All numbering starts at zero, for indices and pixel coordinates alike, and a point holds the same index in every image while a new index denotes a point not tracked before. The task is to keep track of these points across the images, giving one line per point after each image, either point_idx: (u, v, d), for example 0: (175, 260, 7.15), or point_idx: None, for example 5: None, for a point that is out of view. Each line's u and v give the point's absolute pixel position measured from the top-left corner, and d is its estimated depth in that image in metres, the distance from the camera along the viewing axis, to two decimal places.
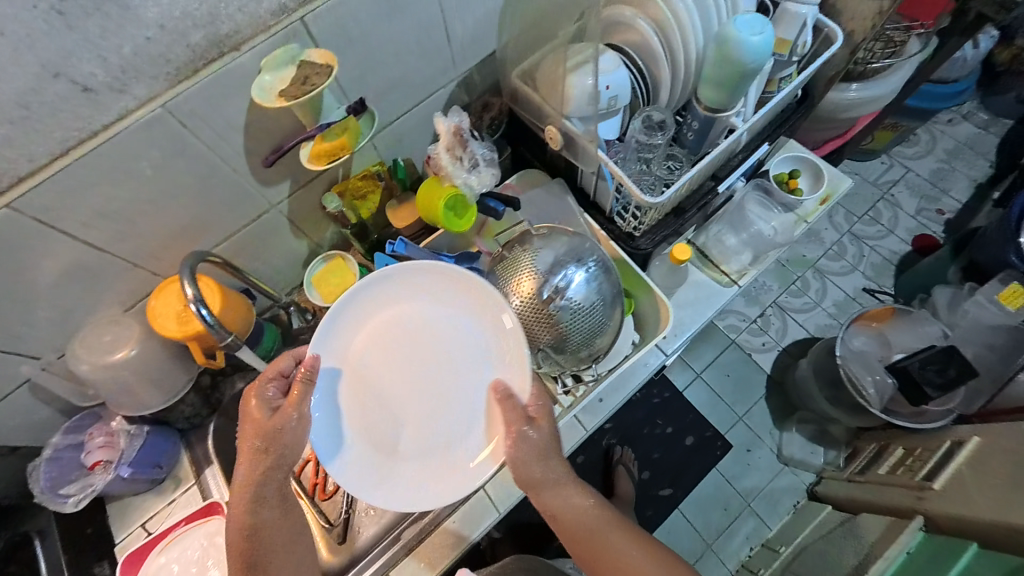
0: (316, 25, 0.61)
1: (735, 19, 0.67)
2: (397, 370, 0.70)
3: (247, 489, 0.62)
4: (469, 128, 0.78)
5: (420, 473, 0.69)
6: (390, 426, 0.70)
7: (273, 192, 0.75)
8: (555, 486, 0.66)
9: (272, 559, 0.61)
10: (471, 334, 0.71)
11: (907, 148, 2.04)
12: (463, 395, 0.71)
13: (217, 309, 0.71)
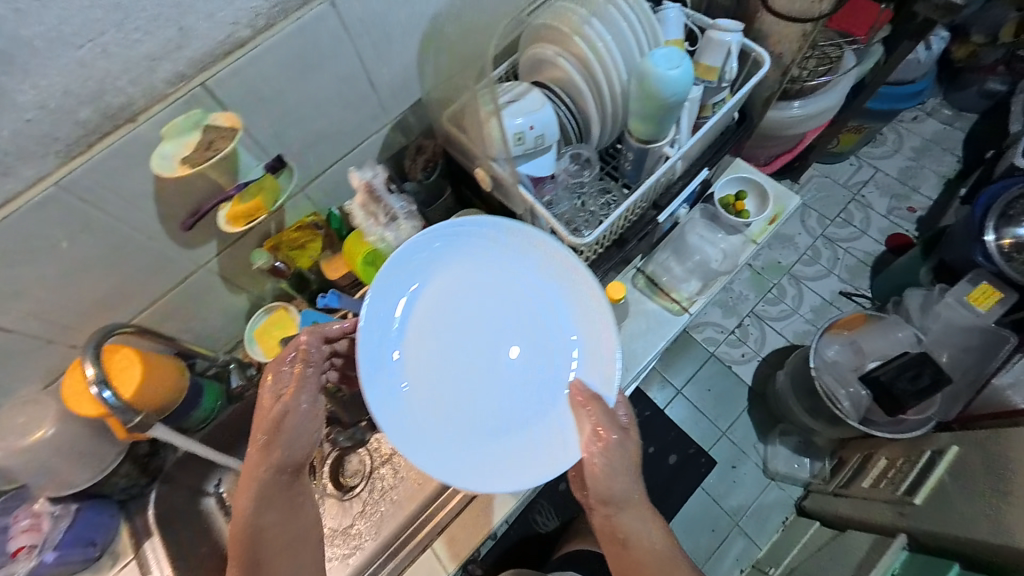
0: (221, 89, 0.60)
1: (652, 53, 0.65)
2: (479, 345, 0.68)
3: (257, 484, 0.64)
4: (382, 182, 0.78)
5: (488, 453, 0.64)
6: (461, 399, 0.66)
7: (198, 254, 0.73)
8: (627, 506, 0.66)
9: (276, 560, 0.63)
10: (564, 319, 0.69)
11: (874, 148, 2.04)
12: (545, 373, 0.68)
13: (134, 390, 0.68)
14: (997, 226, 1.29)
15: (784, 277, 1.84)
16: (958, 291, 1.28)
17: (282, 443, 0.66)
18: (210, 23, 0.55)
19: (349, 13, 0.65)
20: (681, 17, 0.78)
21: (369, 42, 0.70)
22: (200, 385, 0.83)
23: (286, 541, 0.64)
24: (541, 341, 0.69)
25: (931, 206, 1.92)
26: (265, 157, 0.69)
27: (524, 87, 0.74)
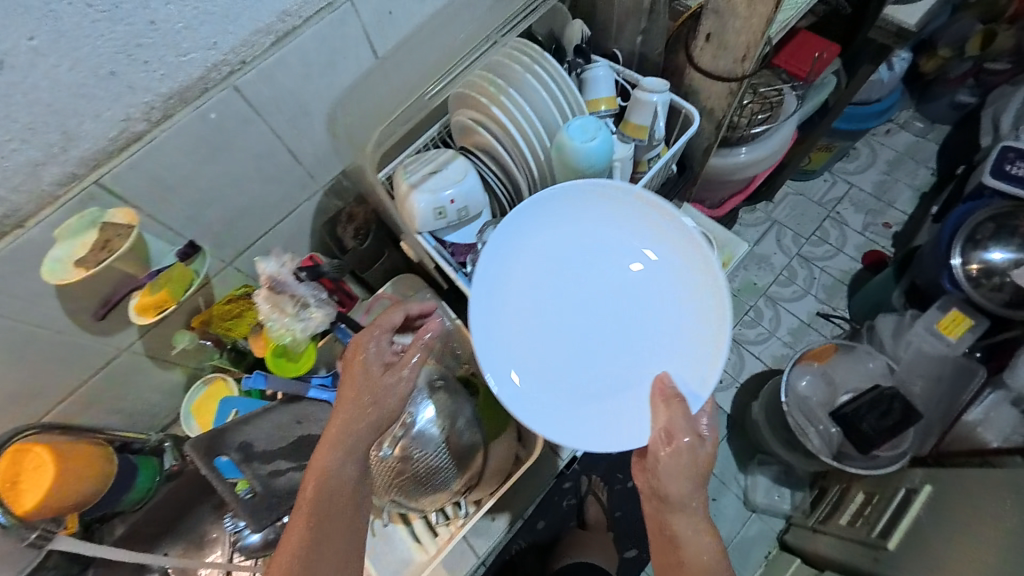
0: (119, 183, 0.58)
1: (567, 124, 0.65)
2: (578, 309, 0.66)
3: (341, 435, 0.55)
4: (288, 272, 0.68)
5: (583, 418, 0.63)
6: (561, 364, 0.65)
7: (117, 339, 0.71)
8: (688, 515, 0.61)
9: (329, 517, 0.52)
10: (675, 296, 0.66)
11: (848, 163, 1.99)
12: (645, 348, 0.65)
13: (21, 507, 0.67)
14: (964, 249, 1.25)
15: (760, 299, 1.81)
16: (928, 319, 1.25)
17: (376, 405, 0.56)
18: (97, 124, 0.53)
19: (256, 95, 0.63)
20: (610, 73, 0.75)
21: (284, 118, 0.69)
22: (133, 463, 0.81)
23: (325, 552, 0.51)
24: (646, 315, 0.66)
25: (907, 220, 1.88)
26: (179, 240, 0.68)
27: (450, 154, 0.70)
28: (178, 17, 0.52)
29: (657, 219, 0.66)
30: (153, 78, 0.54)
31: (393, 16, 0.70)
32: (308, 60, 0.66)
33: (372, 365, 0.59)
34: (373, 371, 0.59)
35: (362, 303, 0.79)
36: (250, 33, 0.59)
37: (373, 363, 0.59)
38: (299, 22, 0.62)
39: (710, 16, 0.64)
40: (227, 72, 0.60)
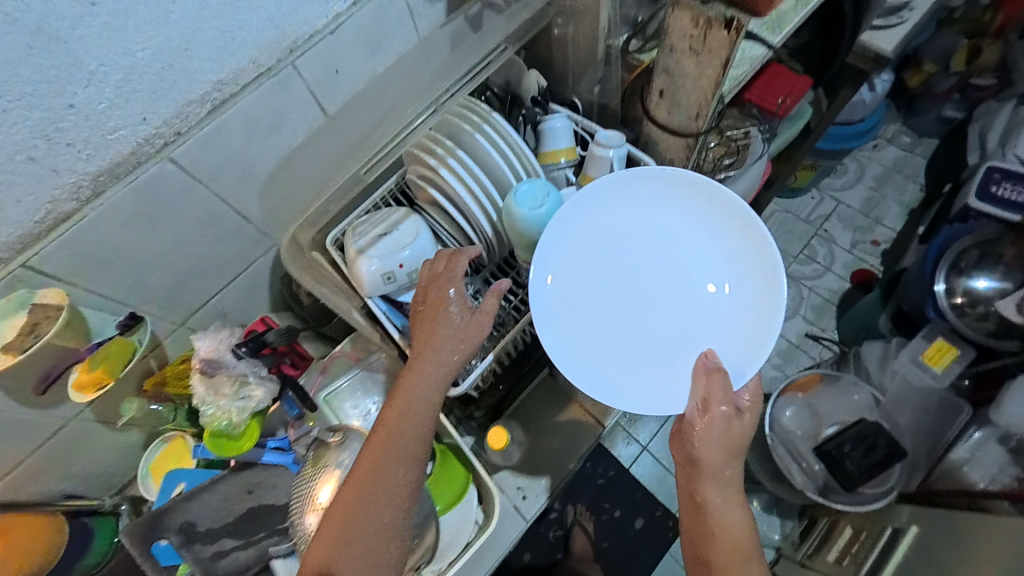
0: (49, 263, 0.56)
1: (514, 189, 0.64)
2: (636, 273, 0.66)
3: (425, 350, 0.58)
4: (227, 348, 0.68)
5: (621, 373, 0.63)
6: (613, 332, 0.65)
7: (61, 409, 0.69)
8: (724, 487, 0.58)
9: (403, 433, 0.56)
10: (728, 272, 0.66)
11: (836, 179, 1.89)
12: (693, 322, 0.65)
13: None
14: (948, 276, 1.22)
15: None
16: (913, 348, 1.22)
17: (451, 341, 0.58)
18: (19, 209, 0.51)
19: (194, 164, 0.62)
20: (569, 124, 0.73)
21: (229, 182, 0.67)
22: (90, 527, 0.79)
23: (388, 484, 0.55)
24: (700, 290, 0.66)
25: (896, 238, 1.77)
26: (121, 313, 0.67)
27: (403, 212, 0.68)
28: (98, 98, 0.50)
29: (718, 196, 0.64)
30: (79, 158, 0.53)
31: (341, 73, 0.69)
32: (251, 125, 0.64)
33: (451, 312, 0.59)
34: (457, 316, 0.59)
35: (317, 363, 0.77)
36: (182, 104, 0.57)
37: (453, 312, 0.59)
38: (236, 90, 0.60)
39: (661, 74, 0.62)
40: (160, 144, 0.58)
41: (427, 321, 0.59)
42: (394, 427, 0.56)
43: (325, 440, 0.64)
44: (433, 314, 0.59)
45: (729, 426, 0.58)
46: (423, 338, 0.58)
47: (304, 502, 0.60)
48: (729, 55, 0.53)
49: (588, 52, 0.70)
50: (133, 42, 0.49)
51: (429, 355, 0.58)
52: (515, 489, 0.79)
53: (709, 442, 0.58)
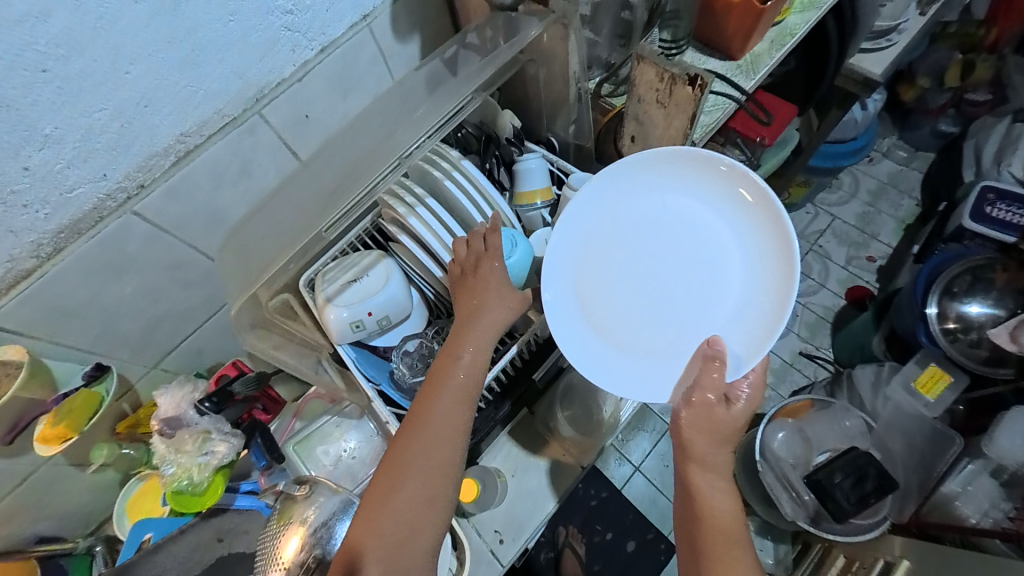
0: (11, 319, 0.56)
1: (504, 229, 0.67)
2: (643, 256, 0.62)
3: (473, 309, 0.60)
4: (188, 403, 0.70)
5: (622, 360, 0.60)
6: (614, 309, 0.61)
7: (32, 456, 0.69)
8: (712, 474, 0.57)
9: (445, 381, 0.58)
10: (739, 256, 0.60)
11: (829, 194, 1.78)
12: (700, 309, 0.60)
13: None
14: (941, 300, 1.17)
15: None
16: (905, 374, 1.16)
17: (498, 304, 0.61)
18: None
19: (160, 215, 0.61)
20: (544, 164, 0.72)
21: (198, 229, 0.66)
22: (63, 567, 0.78)
23: (428, 432, 0.57)
24: (707, 273, 0.61)
25: (891, 255, 1.66)
26: (87, 364, 0.66)
27: (373, 257, 0.66)
28: (56, 159, 0.50)
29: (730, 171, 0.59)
30: (37, 217, 0.52)
31: (311, 119, 0.69)
32: (219, 173, 0.63)
33: (495, 281, 0.61)
34: (499, 285, 0.62)
35: (290, 406, 0.79)
36: (146, 158, 0.56)
37: (498, 281, 0.62)
38: (201, 140, 0.60)
39: (631, 121, 0.63)
40: (124, 197, 0.57)
41: (477, 287, 0.61)
42: (429, 401, 0.57)
43: (291, 493, 0.63)
44: (478, 281, 0.61)
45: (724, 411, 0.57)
46: (476, 300, 0.60)
47: (269, 560, 0.58)
48: (695, 111, 0.54)
49: (561, 93, 0.69)
50: (89, 104, 0.49)
51: (476, 318, 0.60)
52: (492, 533, 0.76)
53: (703, 427, 0.57)
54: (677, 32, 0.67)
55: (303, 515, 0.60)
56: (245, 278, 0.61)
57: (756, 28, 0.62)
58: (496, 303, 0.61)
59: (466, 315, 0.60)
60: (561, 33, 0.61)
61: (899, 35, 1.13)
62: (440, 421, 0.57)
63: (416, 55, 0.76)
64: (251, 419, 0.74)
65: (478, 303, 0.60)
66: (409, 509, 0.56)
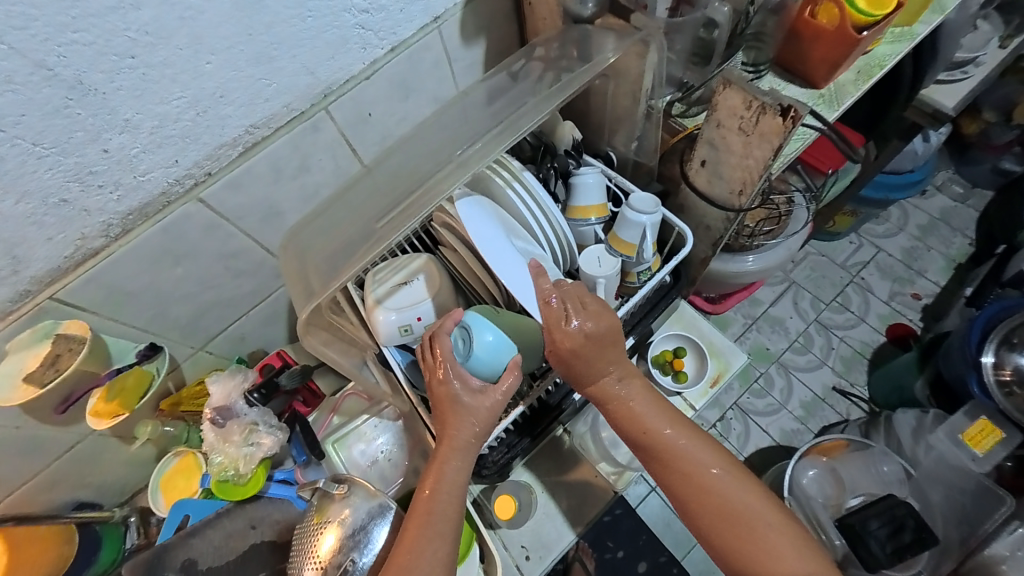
0: (76, 296, 0.57)
1: (465, 323, 0.59)
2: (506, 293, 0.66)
3: (448, 440, 0.56)
4: (240, 391, 0.73)
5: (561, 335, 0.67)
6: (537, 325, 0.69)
7: (81, 427, 0.71)
8: (623, 394, 0.61)
9: (430, 507, 0.54)
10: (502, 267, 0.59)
11: (875, 225, 1.68)
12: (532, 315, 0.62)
13: None
14: (998, 350, 1.09)
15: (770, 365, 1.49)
16: (951, 424, 1.10)
17: (477, 418, 0.56)
18: (49, 247, 0.52)
19: (222, 204, 0.62)
20: (601, 180, 0.69)
21: (256, 221, 0.67)
22: (98, 535, 0.80)
23: (425, 544, 0.52)
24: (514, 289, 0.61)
25: (938, 293, 1.57)
26: (140, 344, 0.68)
27: (423, 261, 0.66)
28: (132, 144, 0.50)
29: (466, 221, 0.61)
30: (110, 199, 0.52)
31: (372, 117, 0.68)
32: (279, 167, 0.64)
33: (462, 401, 0.56)
34: (470, 404, 0.56)
35: (328, 400, 0.81)
36: (214, 147, 0.56)
37: (468, 397, 0.56)
38: (268, 133, 0.59)
39: (704, 145, 0.60)
40: (191, 184, 0.57)
41: (453, 416, 0.56)
42: (413, 530, 0.53)
43: (329, 491, 0.64)
44: (446, 405, 0.56)
45: (606, 353, 0.59)
46: (441, 428, 0.57)
47: (307, 555, 0.61)
48: (780, 143, 0.52)
49: (627, 109, 0.68)
50: (170, 92, 0.49)
51: (447, 440, 0.56)
52: (519, 548, 0.76)
53: (594, 372, 0.59)
54: (760, 56, 0.67)
55: (338, 517, 0.62)
56: (308, 293, 0.55)
57: (847, 58, 0.62)
58: (462, 422, 0.56)
59: (443, 434, 0.57)
60: (639, 51, 0.60)
61: (976, 67, 1.07)
62: (427, 557, 0.51)
63: (479, 60, 0.75)
64: (291, 412, 0.78)
65: (446, 431, 0.56)
66: None
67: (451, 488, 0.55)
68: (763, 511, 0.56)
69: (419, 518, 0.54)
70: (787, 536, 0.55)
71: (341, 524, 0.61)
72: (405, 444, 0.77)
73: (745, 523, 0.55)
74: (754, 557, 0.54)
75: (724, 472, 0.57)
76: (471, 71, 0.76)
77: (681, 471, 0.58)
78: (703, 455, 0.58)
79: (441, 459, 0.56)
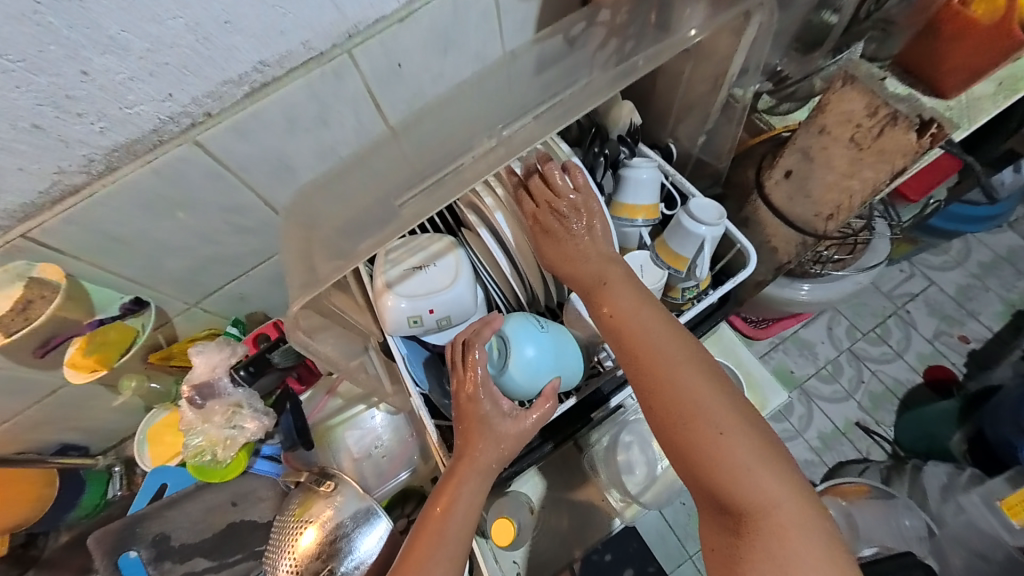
0: (52, 237, 0.51)
1: (507, 327, 0.55)
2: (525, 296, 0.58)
3: (468, 461, 0.49)
4: (224, 369, 0.67)
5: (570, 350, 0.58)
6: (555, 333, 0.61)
7: (63, 373, 0.66)
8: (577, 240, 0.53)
9: (443, 528, 0.48)
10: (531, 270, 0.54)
11: (933, 256, 1.52)
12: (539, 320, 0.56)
13: None
14: None
15: (794, 391, 1.37)
16: (990, 489, 1.01)
17: (502, 440, 0.50)
18: (21, 177, 0.45)
19: (224, 150, 0.54)
20: (658, 176, 0.59)
21: (263, 174, 0.59)
22: (82, 479, 0.78)
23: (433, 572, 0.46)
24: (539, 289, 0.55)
25: (986, 340, 1.42)
26: (127, 296, 0.62)
27: (445, 244, 0.58)
28: (119, 67, 0.42)
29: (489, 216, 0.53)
30: (92, 130, 0.45)
31: (403, 68, 0.58)
32: (291, 116, 0.55)
33: (490, 426, 0.50)
34: (500, 428, 0.50)
35: (326, 380, 0.75)
36: (216, 84, 0.48)
37: (499, 421, 0.51)
38: (280, 74, 0.51)
39: (795, 153, 0.53)
40: (187, 124, 0.49)
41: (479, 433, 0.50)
42: (419, 551, 0.47)
43: (316, 485, 0.60)
44: (471, 425, 0.50)
45: (571, 229, 0.51)
46: (462, 443, 0.50)
47: (284, 549, 0.58)
48: (905, 166, 0.46)
49: (703, 96, 0.57)
50: (164, 8, 0.40)
51: (467, 462, 0.49)
52: (511, 562, 0.69)
53: (561, 245, 0.52)
54: (881, 50, 0.58)
55: (323, 515, 0.58)
56: (311, 279, 0.46)
57: (995, 65, 0.51)
58: (487, 445, 0.50)
59: (461, 453, 0.50)
60: (736, 27, 0.50)
61: None
62: None
63: (534, 16, 0.65)
64: (284, 388, 0.72)
65: (468, 448, 0.50)
66: None
67: (466, 511, 0.49)
68: (719, 406, 0.44)
69: (429, 536, 0.48)
70: (745, 437, 0.44)
71: (324, 522, 0.57)
72: (401, 437, 0.72)
73: (690, 411, 0.45)
74: (701, 462, 0.43)
75: (682, 359, 0.47)
76: (522, 29, 0.65)
77: (627, 328, 0.49)
78: (655, 338, 0.48)
79: (457, 478, 0.49)
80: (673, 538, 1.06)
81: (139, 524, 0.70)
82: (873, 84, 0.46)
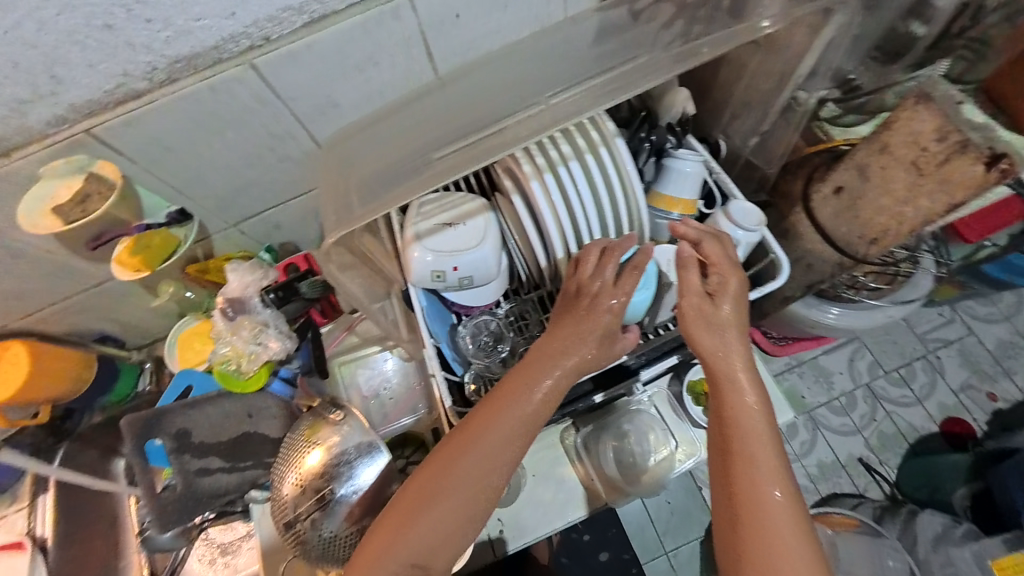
0: (112, 136, 0.54)
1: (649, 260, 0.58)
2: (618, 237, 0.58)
3: (558, 346, 0.50)
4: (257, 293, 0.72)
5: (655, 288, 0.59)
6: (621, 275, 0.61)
7: (106, 269, 0.71)
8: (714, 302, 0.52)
9: (509, 407, 0.48)
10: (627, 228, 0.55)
11: (982, 305, 1.43)
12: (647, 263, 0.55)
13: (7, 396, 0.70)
14: None
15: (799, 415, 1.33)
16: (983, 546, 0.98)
17: (573, 342, 0.50)
18: (89, 74, 0.48)
19: (277, 78, 0.55)
20: (699, 172, 0.59)
21: (310, 107, 0.60)
22: (116, 368, 0.84)
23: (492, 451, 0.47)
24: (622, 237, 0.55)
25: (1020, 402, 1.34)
26: (172, 206, 0.66)
27: (476, 206, 0.59)
28: None
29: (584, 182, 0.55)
30: (157, 38, 0.47)
31: (461, 19, 0.58)
32: (346, 52, 0.56)
33: (569, 333, 0.50)
34: (573, 335, 0.50)
35: (345, 317, 0.79)
36: (278, 9, 0.49)
37: (572, 328, 0.50)
38: (339, 7, 0.51)
39: (848, 169, 0.51)
40: (246, 45, 0.51)
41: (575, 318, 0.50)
42: (487, 416, 0.47)
43: (325, 412, 0.63)
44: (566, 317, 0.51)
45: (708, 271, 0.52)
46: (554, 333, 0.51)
47: (291, 461, 0.62)
48: (964, 199, 0.45)
49: (763, 94, 0.56)
50: None
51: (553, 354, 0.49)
52: (494, 520, 0.71)
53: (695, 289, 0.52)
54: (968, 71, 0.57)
55: (324, 440, 0.61)
56: (344, 217, 0.46)
57: None
58: (572, 341, 0.50)
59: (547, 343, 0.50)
60: (810, 23, 0.48)
61: None
62: (480, 457, 0.46)
63: None
64: (307, 319, 0.76)
65: (556, 342, 0.50)
66: (443, 522, 0.46)
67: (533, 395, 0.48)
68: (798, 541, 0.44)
69: (500, 406, 0.48)
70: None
71: (324, 447, 0.61)
72: (407, 385, 0.75)
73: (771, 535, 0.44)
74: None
75: (788, 491, 0.46)
76: None
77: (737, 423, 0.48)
78: (769, 459, 0.47)
79: (536, 362, 0.49)
80: (652, 531, 1.08)
81: (161, 416, 0.72)
82: (944, 106, 0.44)
